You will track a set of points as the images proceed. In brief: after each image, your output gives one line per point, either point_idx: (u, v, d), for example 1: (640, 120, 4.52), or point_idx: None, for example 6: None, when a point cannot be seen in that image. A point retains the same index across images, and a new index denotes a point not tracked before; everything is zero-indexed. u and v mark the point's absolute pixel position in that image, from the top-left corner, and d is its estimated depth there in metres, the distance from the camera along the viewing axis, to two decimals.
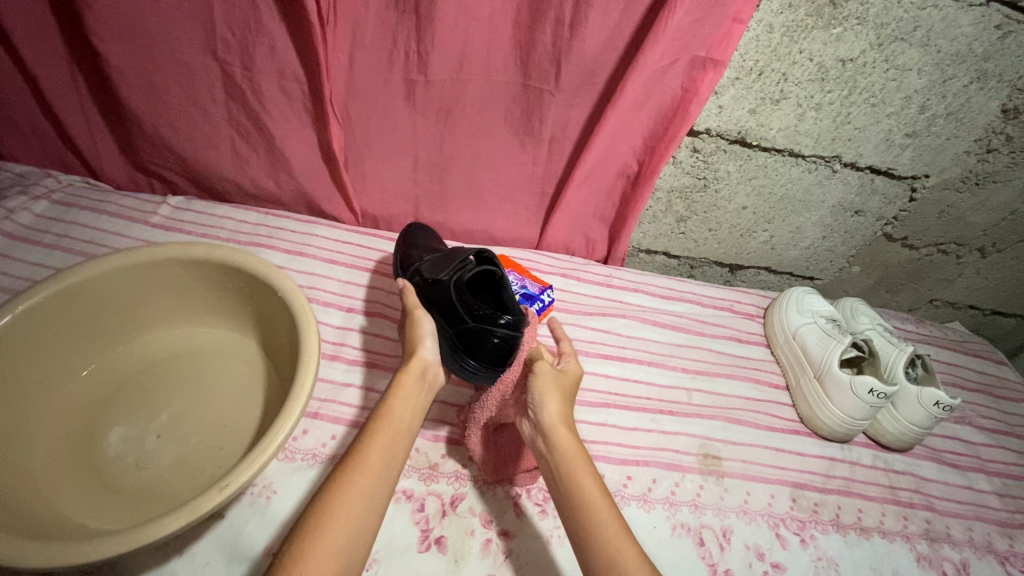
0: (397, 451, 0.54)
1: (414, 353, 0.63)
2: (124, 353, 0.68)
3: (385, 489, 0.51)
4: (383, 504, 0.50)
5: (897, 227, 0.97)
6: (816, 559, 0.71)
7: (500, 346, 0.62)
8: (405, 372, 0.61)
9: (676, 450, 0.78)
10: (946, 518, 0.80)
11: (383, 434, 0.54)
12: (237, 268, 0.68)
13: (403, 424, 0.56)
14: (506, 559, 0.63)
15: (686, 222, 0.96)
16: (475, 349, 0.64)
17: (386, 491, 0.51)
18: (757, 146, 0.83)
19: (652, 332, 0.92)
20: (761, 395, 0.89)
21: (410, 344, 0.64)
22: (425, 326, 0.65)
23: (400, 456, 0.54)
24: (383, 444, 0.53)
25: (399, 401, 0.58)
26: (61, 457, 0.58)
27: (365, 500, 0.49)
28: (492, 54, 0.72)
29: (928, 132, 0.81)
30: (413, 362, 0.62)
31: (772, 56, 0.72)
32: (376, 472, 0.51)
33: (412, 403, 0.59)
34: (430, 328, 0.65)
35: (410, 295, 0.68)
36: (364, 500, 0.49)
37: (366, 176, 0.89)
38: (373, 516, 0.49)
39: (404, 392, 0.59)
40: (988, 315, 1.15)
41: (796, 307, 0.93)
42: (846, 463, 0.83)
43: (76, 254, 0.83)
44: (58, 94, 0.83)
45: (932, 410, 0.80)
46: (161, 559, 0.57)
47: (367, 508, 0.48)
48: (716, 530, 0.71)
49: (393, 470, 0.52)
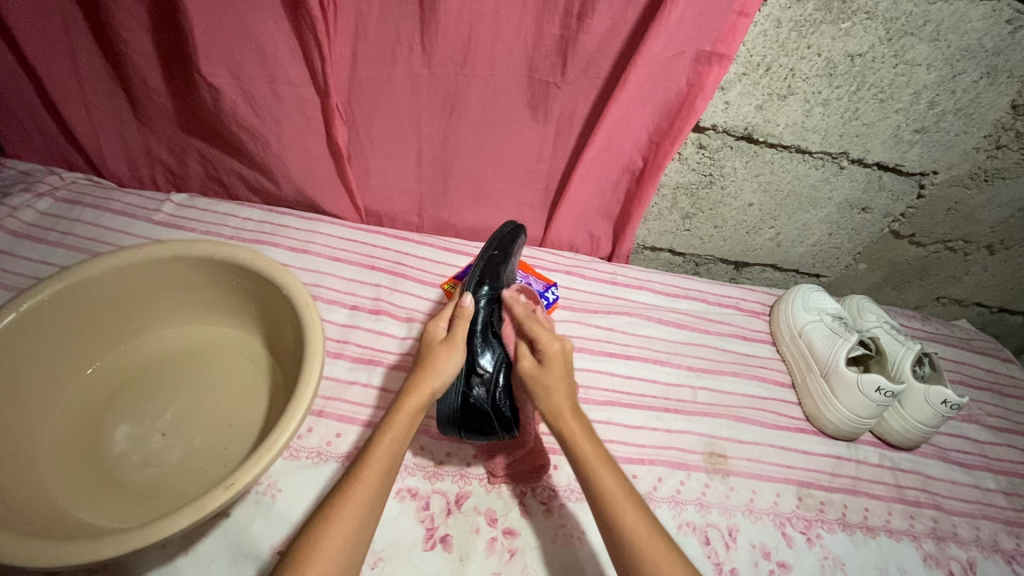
0: (399, 453, 0.55)
1: (425, 382, 0.59)
2: (129, 351, 0.68)
3: (369, 525, 0.50)
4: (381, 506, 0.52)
5: (905, 224, 0.96)
6: (822, 559, 0.71)
7: (484, 426, 0.62)
8: (408, 398, 0.58)
9: (681, 448, 0.78)
10: (953, 518, 0.80)
11: (374, 465, 0.52)
12: (241, 266, 0.68)
13: (395, 451, 0.54)
14: (512, 558, 0.63)
15: (691, 219, 0.95)
16: (468, 407, 0.61)
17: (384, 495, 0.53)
18: (764, 142, 0.82)
19: (657, 330, 0.92)
20: (767, 392, 0.88)
21: (430, 373, 0.60)
22: (453, 363, 0.61)
23: (387, 487, 0.53)
24: (375, 476, 0.52)
25: (395, 427, 0.56)
26: (66, 454, 0.58)
27: (351, 538, 0.48)
28: (496, 50, 0.72)
29: (937, 128, 0.80)
30: (418, 392, 0.58)
31: (780, 51, 0.71)
32: (362, 506, 0.50)
33: (406, 428, 0.56)
34: (454, 366, 0.61)
35: (463, 320, 0.64)
36: (349, 539, 0.48)
37: (369, 173, 0.89)
38: (357, 553, 0.49)
39: (401, 418, 0.56)
40: (996, 313, 1.14)
41: (803, 304, 0.92)
42: (853, 461, 0.83)
43: (79, 252, 0.83)
44: (61, 92, 0.82)
45: (940, 409, 0.80)
46: (167, 557, 0.57)
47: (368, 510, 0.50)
48: (721, 528, 0.71)
49: (378, 503, 0.51)
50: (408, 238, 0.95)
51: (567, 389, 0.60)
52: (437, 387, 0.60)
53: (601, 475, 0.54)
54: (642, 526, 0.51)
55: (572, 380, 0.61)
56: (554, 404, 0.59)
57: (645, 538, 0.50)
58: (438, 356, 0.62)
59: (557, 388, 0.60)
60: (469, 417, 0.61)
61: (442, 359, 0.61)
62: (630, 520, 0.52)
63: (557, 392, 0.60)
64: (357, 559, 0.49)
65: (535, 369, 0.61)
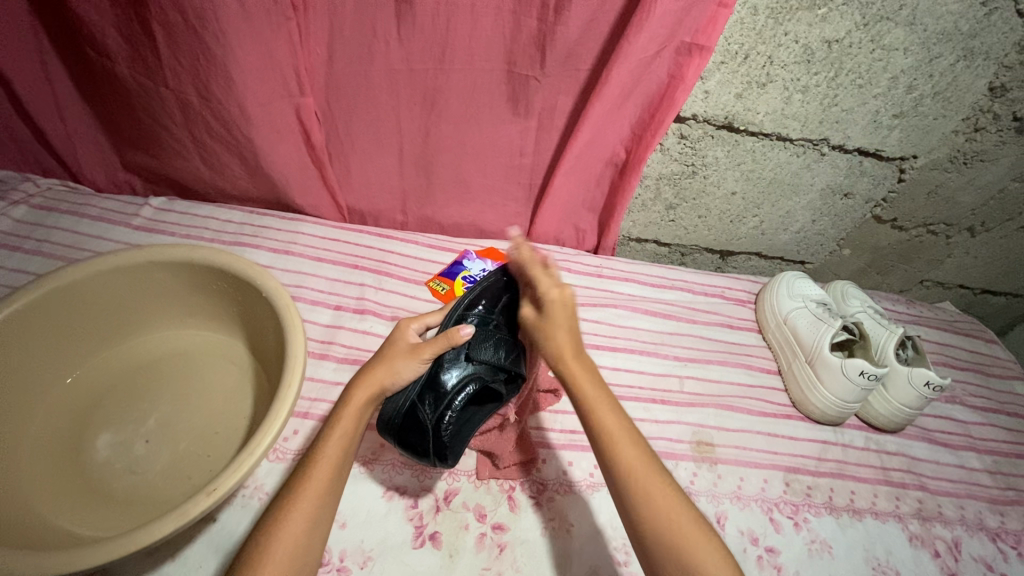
0: (347, 456, 0.54)
1: (374, 377, 0.58)
2: (110, 358, 0.67)
3: (323, 518, 0.51)
4: (332, 508, 0.52)
5: (886, 209, 0.96)
6: (809, 542, 0.72)
7: (419, 444, 0.58)
8: (355, 392, 0.57)
9: (669, 438, 0.78)
10: (938, 497, 0.81)
11: (324, 465, 0.52)
12: (220, 268, 0.67)
13: (346, 447, 0.54)
14: (502, 552, 0.63)
15: (675, 209, 0.95)
16: (412, 418, 0.58)
17: (336, 494, 0.53)
18: (745, 131, 0.82)
19: (643, 321, 0.92)
20: (753, 380, 0.89)
21: (379, 376, 0.58)
22: (413, 369, 0.59)
23: (340, 483, 0.53)
24: (327, 471, 0.52)
25: (343, 422, 0.54)
26: (49, 465, 0.58)
27: (306, 532, 0.49)
28: (473, 44, 0.71)
29: (916, 112, 0.81)
30: (366, 388, 0.57)
31: (758, 39, 0.71)
32: (315, 502, 0.50)
33: (358, 423, 0.55)
34: (415, 370, 0.59)
35: (447, 343, 0.59)
36: (304, 532, 0.49)
37: (351, 170, 0.88)
38: (314, 544, 0.50)
39: (348, 416, 0.55)
40: (978, 294, 1.15)
41: (787, 291, 0.93)
42: (839, 445, 0.84)
43: (57, 258, 0.82)
44: (32, 96, 0.81)
45: (922, 391, 0.80)
46: (153, 564, 0.57)
47: (321, 512, 0.51)
48: (710, 516, 0.72)
49: (332, 497, 0.52)
50: (392, 236, 0.94)
51: (570, 332, 0.58)
52: (390, 385, 0.58)
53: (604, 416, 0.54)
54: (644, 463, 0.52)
55: (575, 323, 0.59)
56: (556, 347, 0.57)
57: (645, 477, 0.52)
58: (402, 357, 0.59)
59: (563, 326, 0.58)
60: (406, 429, 0.59)
61: (405, 360, 0.59)
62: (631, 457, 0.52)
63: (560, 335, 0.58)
64: (315, 549, 0.50)
65: (534, 317, 0.60)
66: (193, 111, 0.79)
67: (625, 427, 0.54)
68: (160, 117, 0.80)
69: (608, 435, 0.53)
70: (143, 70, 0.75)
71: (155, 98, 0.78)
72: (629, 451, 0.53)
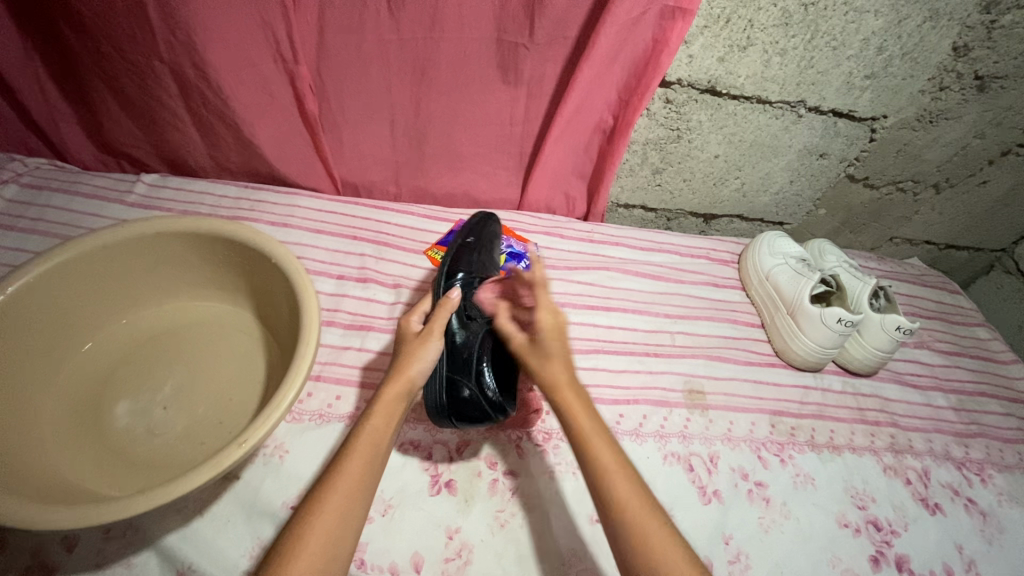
0: (381, 446, 0.55)
1: (402, 377, 0.59)
2: (120, 330, 0.68)
3: (359, 508, 0.51)
4: (369, 494, 0.52)
5: (859, 168, 1.01)
6: (794, 476, 0.78)
7: (474, 411, 0.62)
8: (388, 384, 0.58)
9: (663, 388, 0.83)
10: (908, 432, 0.88)
11: (357, 452, 0.53)
12: (228, 238, 0.68)
13: (382, 434, 0.55)
14: (514, 495, 0.67)
15: (661, 173, 0.99)
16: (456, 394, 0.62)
17: (373, 481, 0.53)
18: (727, 94, 0.86)
19: (633, 281, 0.96)
20: (738, 333, 0.94)
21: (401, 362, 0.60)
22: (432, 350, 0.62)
23: (377, 470, 0.54)
24: (363, 457, 0.53)
25: (379, 413, 0.56)
26: (70, 432, 0.59)
27: (340, 518, 0.49)
28: (463, 13, 0.72)
29: (885, 73, 0.85)
30: (398, 384, 0.59)
31: (739, 3, 0.74)
32: (352, 486, 0.51)
33: (395, 416, 0.57)
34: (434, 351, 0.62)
35: (445, 313, 0.63)
36: (340, 517, 0.49)
37: (343, 143, 0.89)
38: (351, 528, 0.50)
39: (384, 407, 0.57)
40: (943, 249, 1.22)
41: (769, 249, 0.97)
42: (819, 390, 0.90)
43: (53, 236, 0.81)
44: (14, 72, 0.79)
45: (894, 334, 0.86)
46: (182, 520, 0.59)
47: (357, 498, 0.51)
48: (703, 456, 0.77)
49: (367, 487, 0.52)
50: (387, 207, 0.96)
51: (564, 364, 0.59)
52: (419, 376, 0.60)
53: (601, 454, 0.54)
54: (638, 503, 0.52)
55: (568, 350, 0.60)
56: (550, 379, 0.58)
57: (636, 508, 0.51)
58: (414, 346, 0.62)
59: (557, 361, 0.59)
60: (457, 403, 0.63)
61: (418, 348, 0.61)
62: (624, 496, 0.52)
63: (554, 367, 0.58)
64: (351, 537, 0.50)
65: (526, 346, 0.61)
66: (184, 83, 0.78)
67: (623, 465, 0.54)
68: (149, 91, 0.80)
69: (601, 469, 0.53)
70: (129, 44, 0.74)
71: (145, 72, 0.77)
72: (622, 485, 0.53)
